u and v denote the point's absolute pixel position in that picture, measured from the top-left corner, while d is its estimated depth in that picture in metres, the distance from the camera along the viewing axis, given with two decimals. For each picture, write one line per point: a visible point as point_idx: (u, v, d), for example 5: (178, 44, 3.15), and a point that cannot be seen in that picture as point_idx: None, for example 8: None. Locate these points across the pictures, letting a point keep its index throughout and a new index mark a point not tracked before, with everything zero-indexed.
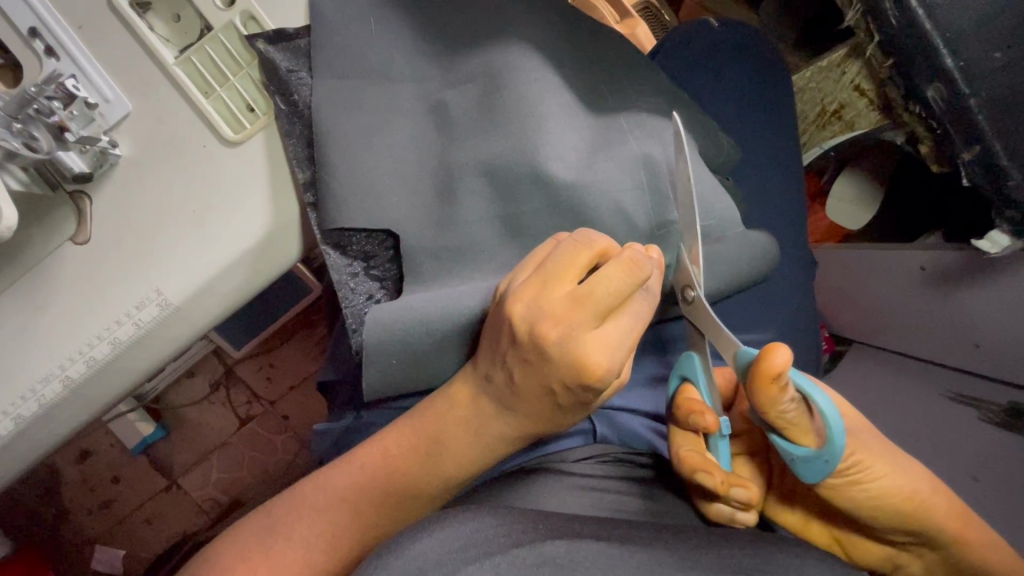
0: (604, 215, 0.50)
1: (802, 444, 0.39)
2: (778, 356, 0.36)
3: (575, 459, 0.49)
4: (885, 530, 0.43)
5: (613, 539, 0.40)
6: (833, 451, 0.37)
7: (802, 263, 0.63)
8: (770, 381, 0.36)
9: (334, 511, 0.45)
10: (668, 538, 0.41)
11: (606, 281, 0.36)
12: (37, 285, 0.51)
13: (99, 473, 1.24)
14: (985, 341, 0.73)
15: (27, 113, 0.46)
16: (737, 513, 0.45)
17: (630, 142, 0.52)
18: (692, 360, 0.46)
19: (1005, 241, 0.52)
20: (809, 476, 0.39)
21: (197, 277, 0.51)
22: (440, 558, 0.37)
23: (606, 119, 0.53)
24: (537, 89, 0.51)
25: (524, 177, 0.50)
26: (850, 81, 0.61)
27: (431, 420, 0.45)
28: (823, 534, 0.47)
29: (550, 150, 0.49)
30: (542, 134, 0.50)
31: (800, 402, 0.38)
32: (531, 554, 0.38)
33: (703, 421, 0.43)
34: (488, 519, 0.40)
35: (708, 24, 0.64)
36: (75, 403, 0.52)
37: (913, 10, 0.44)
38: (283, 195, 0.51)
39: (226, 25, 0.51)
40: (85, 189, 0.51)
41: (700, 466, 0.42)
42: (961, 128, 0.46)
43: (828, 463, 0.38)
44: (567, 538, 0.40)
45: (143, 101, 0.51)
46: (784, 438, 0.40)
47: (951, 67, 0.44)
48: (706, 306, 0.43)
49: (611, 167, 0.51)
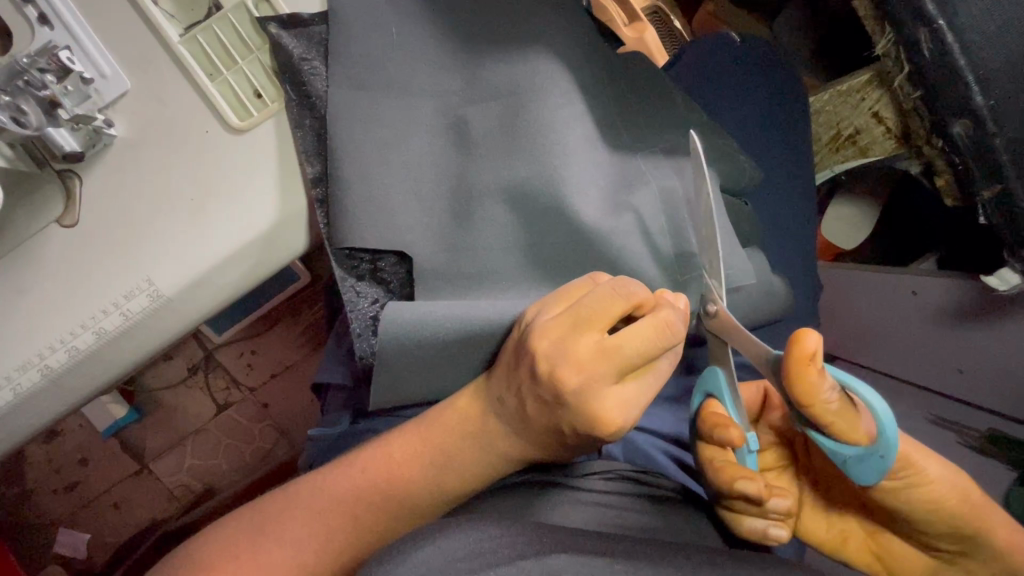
0: (618, 228, 0.49)
1: (851, 443, 0.38)
2: (809, 341, 0.36)
3: (582, 474, 0.48)
4: (931, 538, 0.41)
5: (619, 555, 0.39)
6: (889, 446, 0.36)
7: (809, 286, 0.63)
8: (808, 366, 0.35)
9: (326, 516, 0.43)
10: (674, 555, 0.41)
11: (634, 339, 0.36)
12: (19, 266, 0.48)
13: (66, 455, 1.20)
14: (967, 368, 0.75)
15: (16, 85, 0.43)
16: (770, 526, 0.42)
17: (643, 164, 0.52)
18: (716, 375, 0.45)
19: (1012, 278, 0.51)
20: (864, 477, 0.38)
21: (194, 269, 0.48)
22: (441, 567, 0.36)
23: (628, 147, 0.53)
24: (566, 120, 0.50)
25: (545, 205, 0.49)
26: (868, 108, 0.60)
27: (444, 426, 0.44)
28: (863, 548, 0.44)
29: (574, 188, 0.49)
30: (568, 171, 0.49)
31: (841, 393, 0.37)
32: (535, 567, 0.37)
33: (730, 434, 0.41)
34: (492, 529, 0.39)
35: (729, 37, 0.63)
36: (54, 393, 0.49)
37: (947, 44, 0.43)
38: (292, 187, 0.49)
39: (237, 5, 0.48)
40: (75, 168, 0.48)
41: (740, 473, 0.40)
42: (983, 167, 0.46)
43: (886, 458, 0.37)
44: (570, 552, 0.39)
45: (143, 79, 0.48)
46: (829, 438, 0.38)
47: (980, 105, 0.44)
48: (730, 317, 0.42)
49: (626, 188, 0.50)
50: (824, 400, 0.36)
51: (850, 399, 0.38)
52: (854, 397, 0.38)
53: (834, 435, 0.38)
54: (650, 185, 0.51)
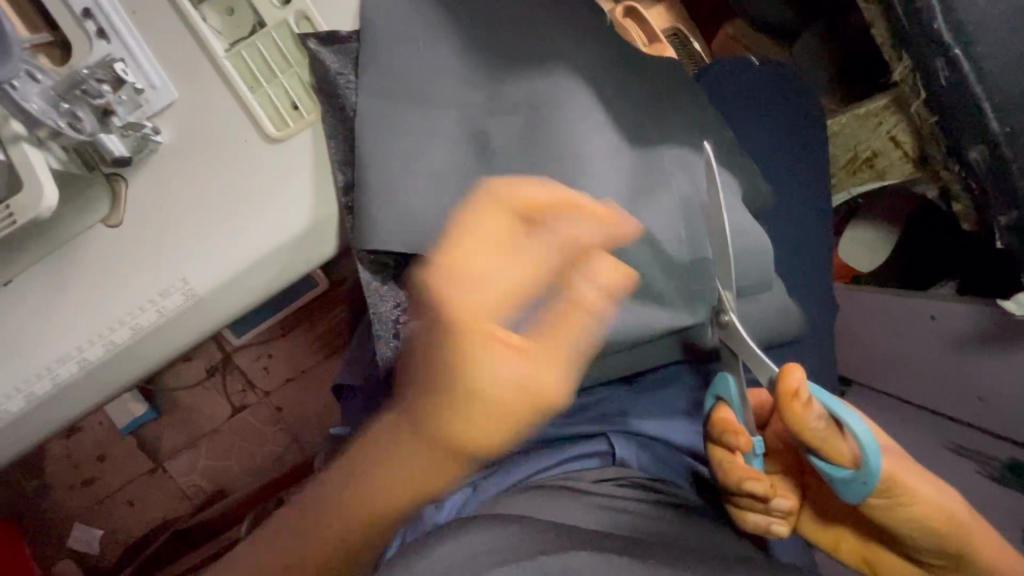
0: (633, 238, 0.50)
1: (841, 466, 0.39)
2: (794, 377, 0.38)
3: (592, 480, 0.49)
4: (920, 553, 0.42)
5: (636, 555, 0.40)
6: (871, 475, 0.38)
7: (825, 308, 0.63)
8: (791, 401, 0.38)
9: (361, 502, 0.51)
10: (690, 558, 0.41)
11: (578, 224, 0.45)
12: (63, 263, 0.51)
13: (85, 450, 1.23)
14: (989, 396, 0.73)
15: (73, 94, 0.45)
16: (772, 523, 0.44)
17: (666, 173, 0.52)
18: (727, 382, 0.46)
19: None
20: (850, 496, 0.40)
21: (225, 270, 0.51)
22: (464, 559, 0.38)
23: (651, 151, 0.53)
24: (586, 131, 0.51)
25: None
26: (886, 132, 0.61)
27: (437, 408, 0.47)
28: (854, 554, 0.46)
29: (591, 194, 0.50)
30: (586, 180, 0.50)
31: (829, 420, 0.39)
32: (556, 562, 0.38)
33: (738, 441, 0.42)
34: (513, 527, 0.41)
35: (749, 61, 0.65)
36: (92, 383, 0.52)
37: (964, 72, 0.43)
38: (323, 195, 0.51)
39: (280, 23, 0.51)
40: (121, 173, 0.51)
41: (749, 474, 0.41)
42: (1004, 194, 0.46)
43: (867, 485, 0.38)
44: (590, 548, 0.40)
45: (189, 90, 0.51)
46: (823, 460, 0.40)
47: (997, 131, 0.44)
48: (739, 328, 0.45)
49: (649, 200, 0.51)
50: (811, 429, 0.38)
51: (840, 427, 0.39)
52: (845, 428, 0.39)
53: (827, 458, 0.40)
54: (669, 191, 0.51)
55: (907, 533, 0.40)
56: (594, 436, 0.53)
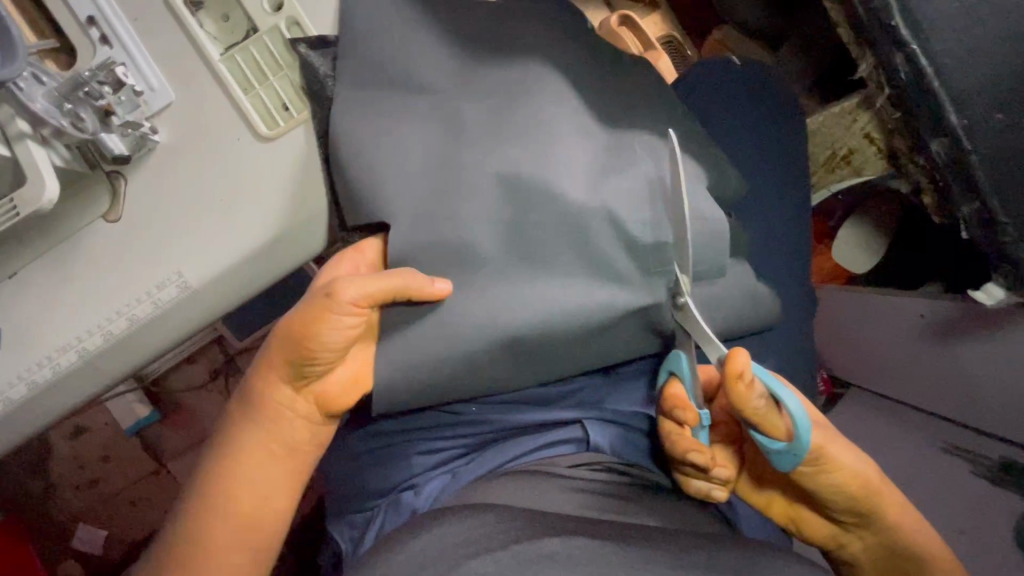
0: (596, 221, 0.50)
1: (777, 439, 0.43)
2: (739, 359, 0.41)
3: (565, 465, 0.52)
4: (834, 512, 0.48)
5: (607, 538, 0.42)
6: (801, 447, 0.42)
7: (801, 303, 0.66)
8: (736, 382, 0.41)
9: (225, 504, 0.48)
10: (661, 541, 0.42)
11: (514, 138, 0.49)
12: (65, 257, 0.53)
13: (91, 451, 1.25)
14: (981, 398, 0.76)
15: (77, 96, 0.48)
16: (714, 488, 0.50)
17: (637, 160, 0.53)
18: (679, 358, 0.49)
19: (997, 293, 0.52)
20: (782, 465, 0.44)
21: (219, 264, 0.54)
22: (447, 548, 0.40)
23: (623, 139, 0.54)
24: (554, 115, 0.52)
25: (528, 193, 0.50)
26: (861, 129, 0.64)
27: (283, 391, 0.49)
28: (781, 512, 0.52)
29: (556, 176, 0.51)
30: (553, 163, 0.51)
31: (769, 399, 0.43)
32: (529, 548, 0.39)
33: (685, 415, 0.48)
34: (490, 516, 0.43)
35: (730, 61, 0.67)
36: (89, 373, 0.54)
37: (922, 68, 0.45)
38: (311, 191, 0.54)
39: (272, 29, 0.54)
40: (122, 170, 0.54)
41: (692, 446, 0.47)
42: (963, 185, 0.48)
43: (797, 456, 0.43)
44: (563, 535, 0.41)
45: (186, 92, 0.53)
46: (762, 434, 0.44)
47: (955, 124, 0.46)
48: (693, 311, 0.47)
49: (619, 186, 0.51)
50: (752, 409, 0.42)
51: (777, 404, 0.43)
52: (781, 404, 0.43)
53: (766, 433, 0.43)
54: (636, 175, 0.52)
55: (827, 495, 0.46)
56: (569, 424, 0.55)
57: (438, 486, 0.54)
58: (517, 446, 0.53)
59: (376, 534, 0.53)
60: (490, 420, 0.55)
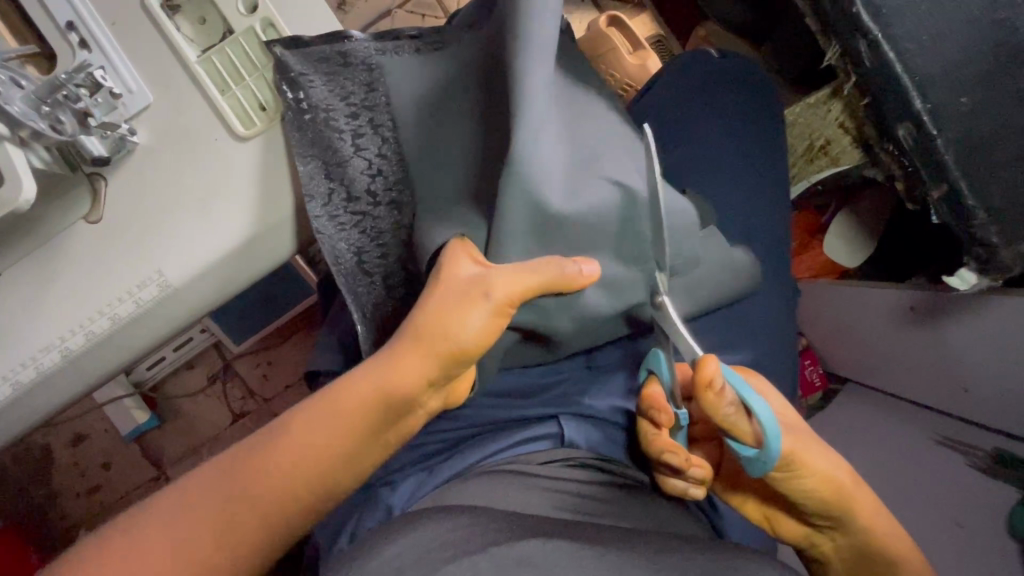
0: (581, 206, 0.48)
1: (749, 445, 0.42)
2: (710, 366, 0.40)
3: (541, 462, 0.52)
4: (808, 514, 0.47)
5: (587, 542, 0.40)
6: (770, 457, 0.40)
7: (783, 294, 0.66)
8: (705, 389, 0.40)
9: (237, 491, 0.41)
10: (638, 542, 0.42)
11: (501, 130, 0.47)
12: (49, 258, 0.54)
13: (91, 458, 1.26)
14: (973, 387, 0.75)
15: (55, 98, 0.49)
16: (690, 487, 0.50)
17: (607, 139, 0.51)
18: (657, 355, 0.48)
19: (972, 277, 0.57)
20: (753, 472, 0.43)
21: (199, 263, 0.54)
22: (413, 562, 0.37)
23: (588, 120, 0.51)
24: (540, 98, 0.45)
25: (517, 194, 0.46)
26: (835, 118, 0.65)
27: (358, 395, 0.43)
28: (755, 512, 0.51)
29: (542, 172, 0.46)
30: (540, 159, 0.46)
31: (740, 406, 0.41)
32: (507, 552, 0.38)
33: (662, 417, 0.48)
34: (467, 520, 0.41)
35: (708, 55, 0.69)
36: (74, 372, 0.55)
37: (885, 53, 0.46)
38: (287, 188, 0.55)
39: (247, 30, 0.55)
40: (103, 171, 0.54)
41: (667, 447, 0.48)
42: (928, 165, 0.50)
43: (766, 465, 0.41)
44: (542, 537, 0.40)
45: (163, 93, 0.54)
46: (734, 439, 0.43)
47: (920, 109, 0.47)
48: (669, 311, 0.46)
49: (597, 167, 0.49)
50: (725, 416, 0.41)
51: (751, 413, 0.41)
52: (752, 411, 0.41)
53: (739, 437, 0.42)
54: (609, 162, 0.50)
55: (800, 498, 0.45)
56: (546, 420, 0.55)
57: (416, 482, 0.54)
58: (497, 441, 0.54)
59: (351, 533, 0.53)
60: (471, 415, 0.57)
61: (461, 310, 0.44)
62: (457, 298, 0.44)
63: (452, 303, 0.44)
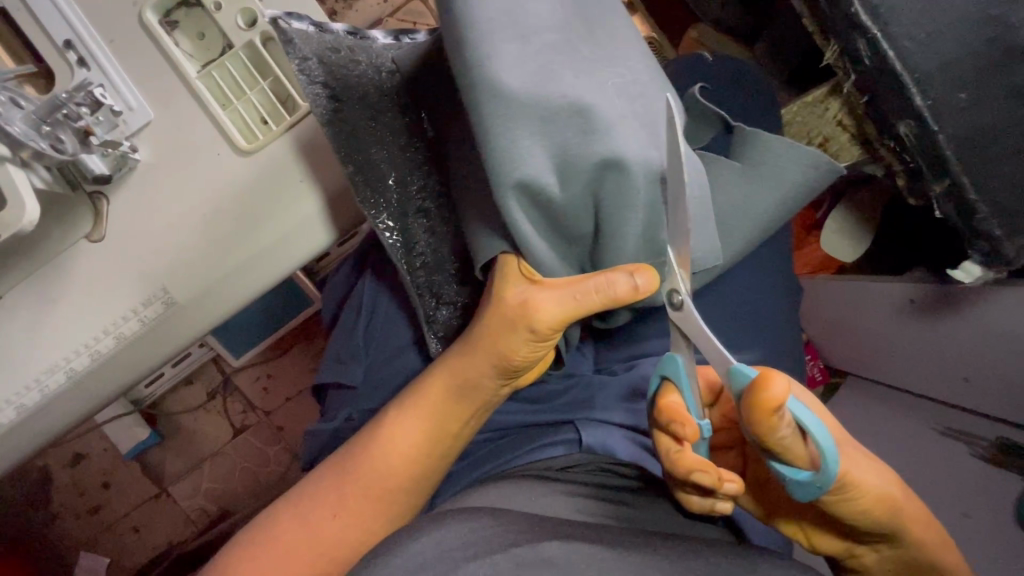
0: (590, 173, 0.43)
1: (804, 469, 0.38)
2: (775, 388, 0.36)
3: (560, 466, 0.52)
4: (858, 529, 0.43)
5: (607, 542, 0.41)
6: (828, 479, 0.37)
7: (784, 291, 0.67)
8: (772, 416, 0.35)
9: (366, 489, 0.52)
10: (657, 543, 0.42)
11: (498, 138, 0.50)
12: (49, 277, 0.53)
13: (90, 477, 1.24)
14: (974, 377, 0.76)
15: (55, 117, 0.48)
16: (717, 501, 0.45)
17: (605, 78, 0.45)
18: (675, 362, 0.45)
19: (976, 271, 0.58)
20: (802, 494, 0.39)
21: (205, 281, 0.54)
22: (436, 556, 0.37)
23: (590, 67, 0.45)
24: (511, 80, 0.42)
25: (509, 195, 0.43)
26: (833, 117, 0.66)
27: (438, 398, 0.52)
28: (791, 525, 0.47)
29: (526, 154, 0.43)
30: (519, 144, 0.42)
31: (795, 428, 0.37)
32: (529, 552, 0.38)
33: (684, 431, 0.42)
34: (487, 520, 0.41)
35: (703, 57, 0.70)
36: (76, 394, 0.54)
37: (884, 52, 0.48)
38: (298, 195, 0.54)
39: (247, 43, 0.54)
40: (104, 191, 0.54)
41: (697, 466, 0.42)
42: (932, 163, 0.51)
43: (821, 488, 0.38)
44: (563, 538, 0.40)
45: (165, 111, 0.54)
46: (785, 463, 0.39)
47: (920, 105, 0.49)
48: (693, 313, 0.41)
49: (600, 118, 0.43)
50: (784, 441, 0.37)
51: (806, 436, 0.38)
52: (806, 432, 0.38)
53: (791, 460, 0.38)
54: (620, 120, 0.44)
55: (860, 516, 0.41)
56: (563, 426, 0.55)
57: (445, 480, 0.58)
58: (517, 449, 0.55)
59: None
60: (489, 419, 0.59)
61: (512, 335, 0.48)
62: (505, 325, 0.48)
63: (505, 326, 0.48)
